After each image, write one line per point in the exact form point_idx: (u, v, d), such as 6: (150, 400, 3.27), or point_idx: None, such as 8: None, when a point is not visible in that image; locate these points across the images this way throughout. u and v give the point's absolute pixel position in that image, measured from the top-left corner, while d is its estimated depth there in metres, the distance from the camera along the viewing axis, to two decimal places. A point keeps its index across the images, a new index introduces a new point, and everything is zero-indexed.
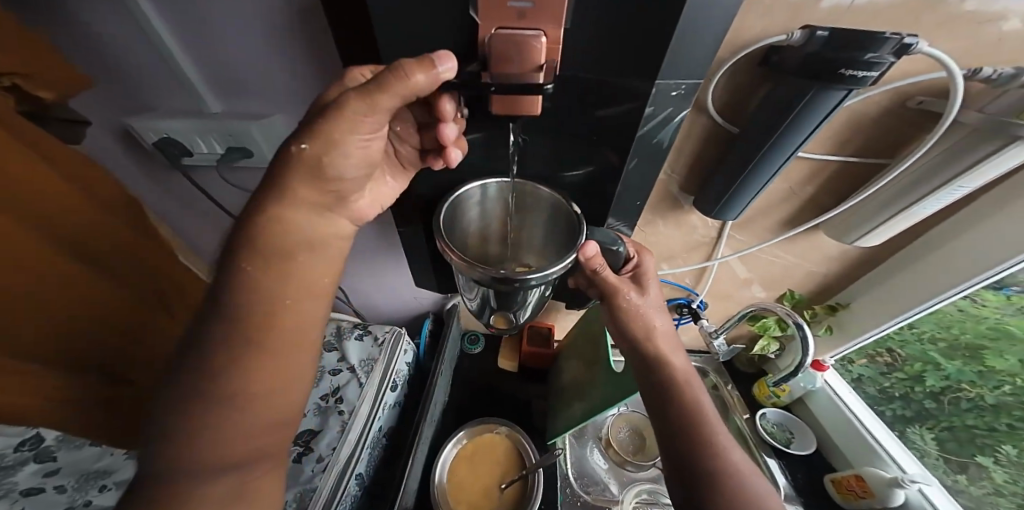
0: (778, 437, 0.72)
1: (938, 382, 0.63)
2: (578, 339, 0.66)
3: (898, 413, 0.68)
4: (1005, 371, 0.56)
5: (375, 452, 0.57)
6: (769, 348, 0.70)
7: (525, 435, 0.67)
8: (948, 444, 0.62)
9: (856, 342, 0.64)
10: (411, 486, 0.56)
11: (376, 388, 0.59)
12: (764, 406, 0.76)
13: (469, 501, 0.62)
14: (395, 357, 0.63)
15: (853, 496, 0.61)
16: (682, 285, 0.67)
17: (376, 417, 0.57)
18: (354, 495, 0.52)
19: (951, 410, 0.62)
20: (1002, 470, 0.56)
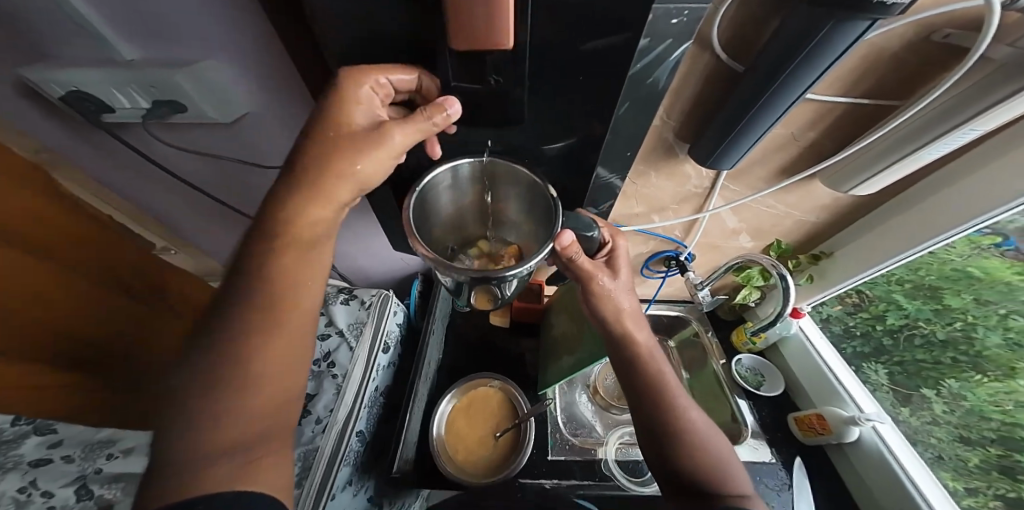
0: (749, 380, 0.78)
1: (897, 320, 0.67)
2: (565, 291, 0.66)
3: (858, 349, 0.73)
4: (959, 311, 0.59)
5: (372, 412, 0.60)
6: (750, 297, 0.73)
7: (517, 388, 0.70)
8: (897, 376, 0.68)
9: (836, 289, 0.66)
10: (415, 437, 0.60)
11: (370, 350, 0.60)
12: (741, 353, 0.82)
13: (467, 449, 0.66)
14: (386, 319, 0.64)
15: (813, 431, 0.67)
16: (671, 238, 0.67)
17: (372, 379, 0.59)
18: (356, 450, 0.55)
19: (906, 345, 0.66)
20: (942, 402, 0.62)
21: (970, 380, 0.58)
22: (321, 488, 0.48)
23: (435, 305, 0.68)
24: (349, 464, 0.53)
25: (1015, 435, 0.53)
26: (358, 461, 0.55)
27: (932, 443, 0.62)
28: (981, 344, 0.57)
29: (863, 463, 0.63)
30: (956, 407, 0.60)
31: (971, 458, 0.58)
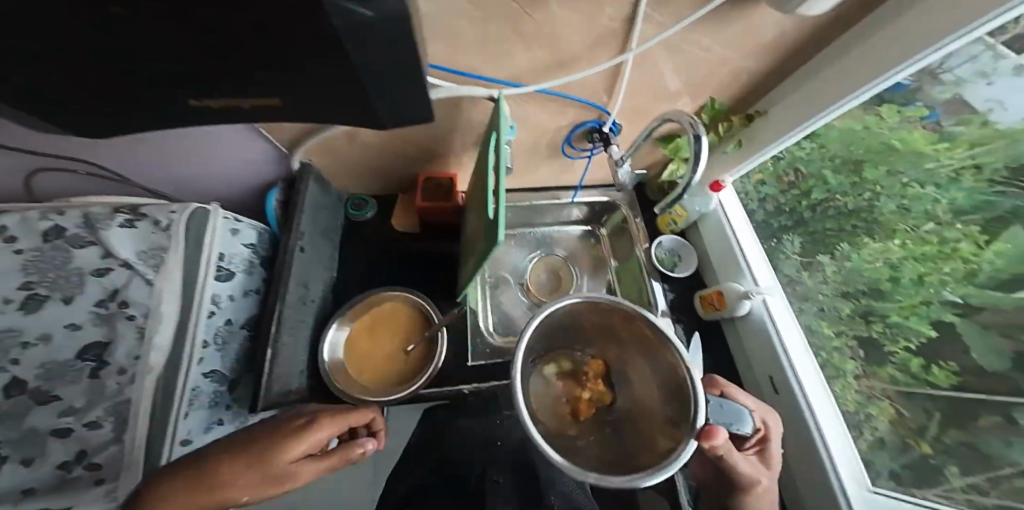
0: (665, 262, 0.77)
1: (819, 195, 0.65)
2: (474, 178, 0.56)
3: (781, 224, 0.71)
4: (871, 181, 0.58)
5: (225, 347, 0.51)
6: (677, 171, 0.70)
7: (430, 304, 0.67)
8: (807, 244, 0.68)
9: (755, 160, 0.59)
10: (289, 367, 0.54)
11: (197, 280, 0.47)
12: (663, 235, 0.79)
13: (374, 367, 0.65)
14: (216, 241, 0.49)
15: (712, 308, 0.70)
16: (594, 102, 0.59)
17: (210, 315, 0.48)
18: (206, 390, 0.48)
19: (819, 217, 0.66)
20: (834, 265, 0.64)
21: (860, 243, 0.60)
22: (155, 440, 0.43)
23: (298, 215, 0.54)
24: (196, 408, 0.47)
25: (878, 287, 0.58)
26: (215, 401, 0.50)
27: (820, 302, 0.66)
28: (879, 212, 0.57)
29: (748, 332, 0.67)
30: (841, 269, 0.63)
31: (844, 308, 0.63)
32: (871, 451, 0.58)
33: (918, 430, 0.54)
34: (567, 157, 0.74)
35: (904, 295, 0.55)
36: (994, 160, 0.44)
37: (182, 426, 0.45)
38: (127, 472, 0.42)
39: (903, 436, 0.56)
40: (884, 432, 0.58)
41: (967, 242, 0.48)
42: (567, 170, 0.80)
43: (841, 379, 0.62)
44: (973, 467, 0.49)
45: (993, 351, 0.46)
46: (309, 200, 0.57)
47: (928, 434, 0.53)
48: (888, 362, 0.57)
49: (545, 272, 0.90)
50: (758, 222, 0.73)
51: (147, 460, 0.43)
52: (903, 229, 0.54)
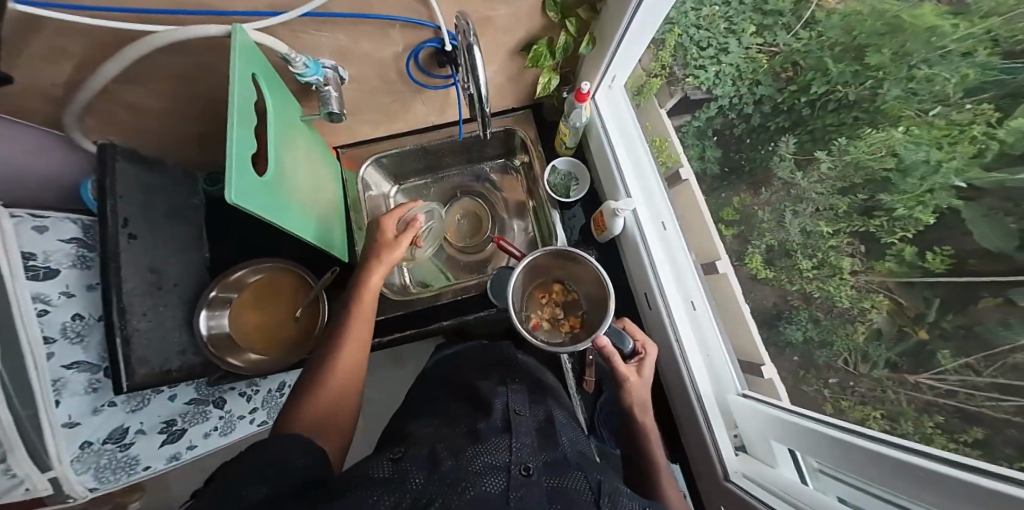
0: (558, 189, 0.78)
1: (818, 90, 0.48)
2: (295, 136, 0.54)
3: (778, 126, 0.56)
4: (876, 67, 0.41)
5: (80, 340, 0.56)
6: (552, 84, 0.65)
7: (306, 272, 0.68)
8: (805, 144, 0.52)
9: (608, 59, 0.56)
10: (157, 351, 0.57)
11: (7, 284, 0.48)
12: (557, 158, 0.79)
13: (262, 335, 0.67)
14: (15, 243, 0.50)
15: (601, 229, 0.74)
16: (423, 22, 0.51)
17: (42, 313, 0.52)
18: (60, 382, 0.53)
19: (817, 111, 0.49)
20: (830, 160, 0.48)
21: (860, 136, 0.44)
22: (31, 428, 0.49)
23: (110, 202, 0.54)
24: (68, 395, 0.53)
25: (880, 176, 0.42)
26: (93, 387, 0.57)
27: (815, 201, 0.51)
28: (882, 100, 0.41)
29: (630, 245, 0.77)
30: (838, 164, 0.47)
31: (841, 204, 0.47)
32: (866, 343, 0.46)
33: (915, 317, 0.40)
34: (432, 89, 0.69)
35: (910, 180, 0.39)
36: (1009, 22, 0.29)
37: (59, 412, 0.52)
38: (13, 451, 0.47)
39: (900, 325, 0.42)
40: (879, 322, 0.44)
41: (977, 125, 0.32)
42: (445, 106, 0.76)
43: (836, 278, 0.49)
44: (970, 345, 0.34)
45: (999, 232, 0.32)
46: (124, 182, 0.57)
47: (925, 320, 0.39)
48: (888, 255, 0.42)
49: (462, 217, 0.89)
50: (755, 127, 0.60)
51: (30, 443, 0.49)
52: (910, 114, 0.39)
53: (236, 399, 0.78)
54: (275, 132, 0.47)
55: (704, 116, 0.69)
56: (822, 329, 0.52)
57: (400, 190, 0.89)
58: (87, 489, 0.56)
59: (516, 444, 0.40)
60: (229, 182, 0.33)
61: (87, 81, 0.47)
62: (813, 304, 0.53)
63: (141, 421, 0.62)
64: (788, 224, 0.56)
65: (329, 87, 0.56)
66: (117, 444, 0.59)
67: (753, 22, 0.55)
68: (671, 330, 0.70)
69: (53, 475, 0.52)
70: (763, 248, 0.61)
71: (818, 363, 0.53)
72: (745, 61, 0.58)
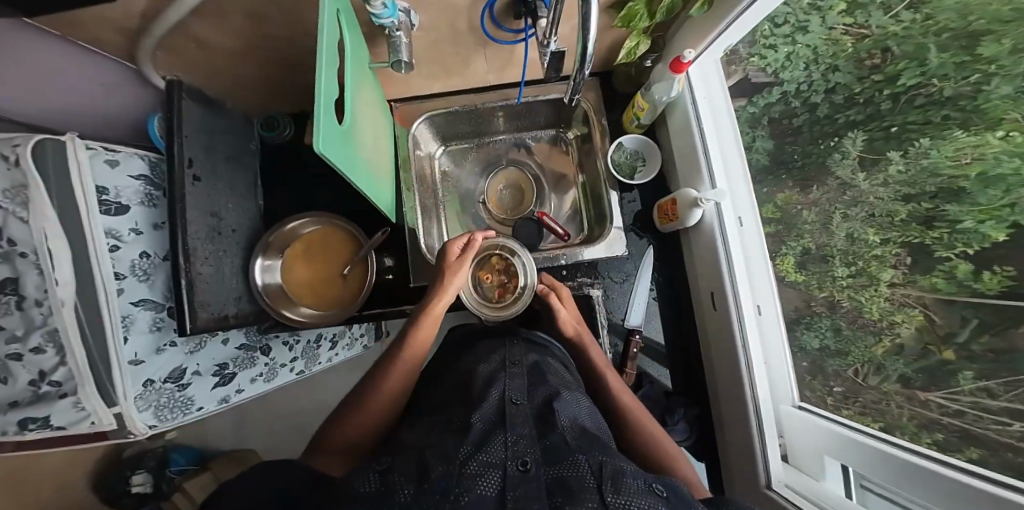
0: (623, 170, 0.71)
1: (908, 81, 0.45)
2: (365, 85, 0.52)
3: (849, 120, 0.53)
4: (987, 60, 0.37)
5: (146, 278, 0.58)
6: (638, 50, 0.57)
7: (358, 229, 0.68)
8: (875, 142, 0.49)
9: (720, 31, 0.49)
10: (217, 296, 0.58)
11: (83, 219, 0.50)
12: (625, 135, 0.71)
13: (310, 288, 0.68)
14: (90, 177, 0.51)
15: (667, 219, 0.69)
16: None
17: (114, 249, 0.54)
18: (131, 317, 0.55)
19: (900, 109, 0.46)
20: (903, 163, 0.45)
21: (945, 138, 0.41)
22: (99, 361, 0.51)
23: (178, 141, 0.53)
24: (135, 333, 0.56)
25: (954, 186, 0.39)
26: (157, 326, 0.59)
27: (870, 205, 0.49)
28: (985, 98, 0.37)
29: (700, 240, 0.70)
30: (911, 167, 0.44)
31: (900, 212, 0.45)
32: (885, 356, 0.48)
33: (945, 335, 0.41)
34: (499, 44, 0.62)
35: (988, 192, 0.36)
36: None
37: (126, 350, 0.54)
38: (83, 383, 0.50)
39: (925, 343, 0.43)
40: (905, 336, 0.45)
41: None
42: (507, 64, 0.69)
43: (872, 288, 0.49)
44: (993, 370, 0.37)
45: None
46: (190, 125, 0.56)
47: (955, 340, 0.40)
48: (939, 270, 0.41)
49: (504, 186, 0.86)
50: (819, 119, 0.57)
51: (99, 378, 0.52)
52: (1012, 117, 0.35)
53: (279, 348, 0.81)
54: (355, 83, 0.45)
55: (763, 102, 0.66)
56: (841, 338, 0.55)
57: (445, 151, 0.86)
58: (148, 427, 0.58)
59: (512, 435, 0.39)
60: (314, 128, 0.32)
61: (164, 13, 0.45)
62: (836, 312, 0.55)
63: (197, 363, 0.65)
64: (835, 227, 0.55)
65: (401, 32, 0.52)
66: (176, 384, 0.62)
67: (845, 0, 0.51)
68: (742, 346, 0.62)
69: (118, 411, 0.54)
70: (797, 251, 0.61)
71: (827, 371, 0.58)
72: (825, 43, 0.55)
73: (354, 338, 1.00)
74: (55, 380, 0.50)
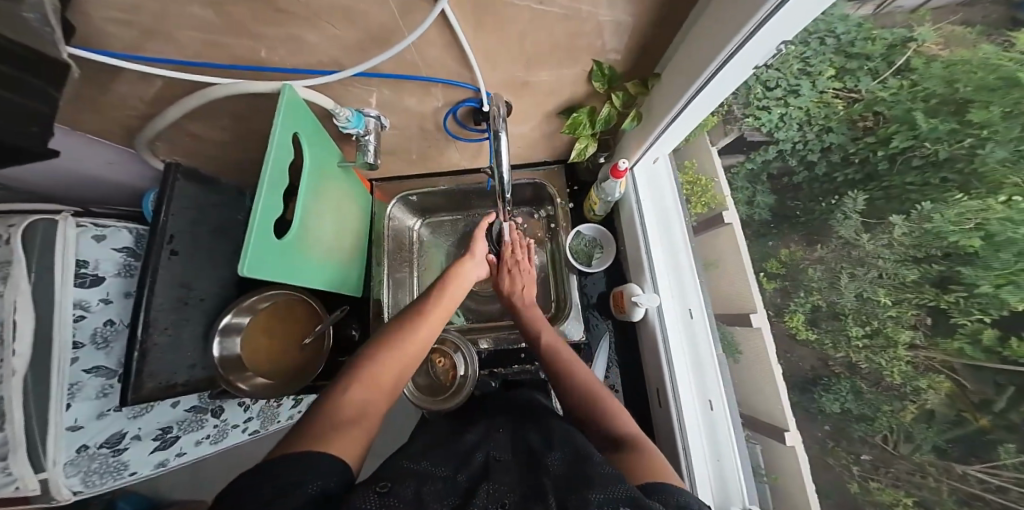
0: (580, 256, 0.77)
1: (902, 144, 0.41)
2: (328, 185, 0.58)
3: (847, 177, 0.47)
4: (982, 124, 0.34)
5: (104, 345, 0.59)
6: (587, 150, 0.62)
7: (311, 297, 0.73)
8: (878, 203, 0.44)
9: (654, 136, 0.53)
10: (170, 364, 0.58)
11: (55, 292, 0.53)
12: (583, 224, 0.78)
13: (268, 359, 0.69)
14: (73, 251, 0.54)
15: (618, 309, 0.74)
16: (469, 87, 0.53)
17: (78, 319, 0.55)
18: (86, 381, 0.56)
19: (897, 168, 0.42)
20: (909, 225, 0.41)
21: (950, 201, 0.37)
22: (36, 432, 0.51)
23: (162, 217, 0.58)
24: (80, 399, 0.55)
25: (964, 250, 0.36)
26: (104, 392, 0.59)
27: (878, 268, 0.43)
28: (981, 162, 0.35)
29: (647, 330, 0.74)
30: (916, 230, 0.40)
31: (910, 275, 0.41)
32: (911, 423, 0.40)
33: (979, 403, 0.35)
34: (462, 140, 0.69)
35: (1001, 257, 0.33)
36: None
37: (67, 416, 0.54)
38: (15, 451, 0.50)
39: (957, 409, 0.37)
40: (936, 403, 0.38)
41: None
42: (476, 152, 0.76)
43: (890, 352, 0.42)
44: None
45: None
46: (179, 202, 0.60)
47: (991, 409, 0.35)
48: (958, 335, 0.36)
49: None
50: (817, 177, 0.50)
51: (32, 445, 0.51)
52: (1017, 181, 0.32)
53: (233, 408, 0.80)
54: (306, 186, 0.50)
55: (761, 159, 0.58)
56: (864, 403, 0.45)
57: (424, 222, 0.90)
58: (72, 493, 0.56)
59: (495, 484, 0.37)
60: (243, 252, 0.36)
61: (159, 114, 0.53)
62: (858, 373, 0.46)
63: (139, 427, 0.64)
64: (843, 287, 0.47)
65: (369, 136, 0.60)
66: (111, 449, 0.60)
67: (834, 65, 0.44)
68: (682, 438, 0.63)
69: (44, 477, 0.53)
70: (807, 307, 0.52)
71: (854, 438, 0.46)
72: (817, 106, 0.48)
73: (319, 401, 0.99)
74: None
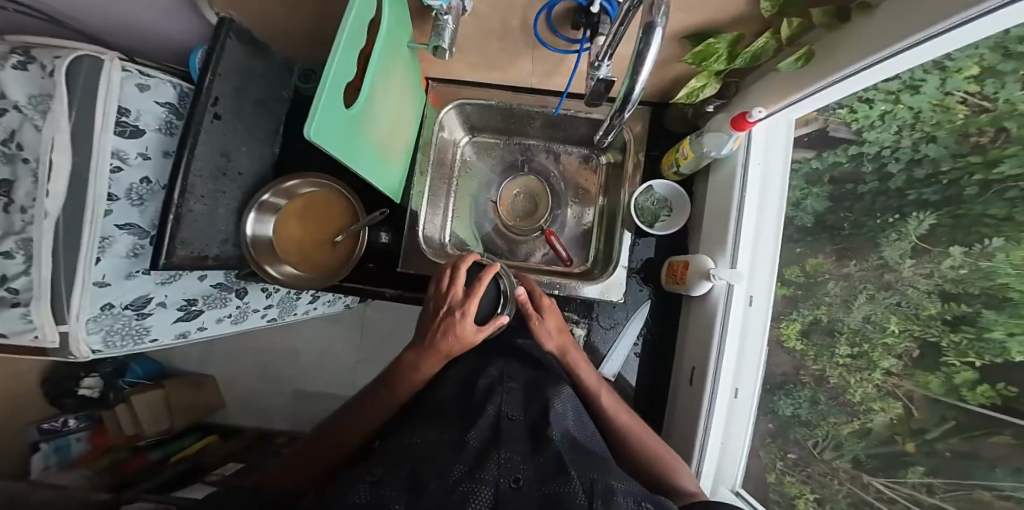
0: (644, 216, 0.70)
1: (1009, 170, 0.35)
2: (398, 68, 0.50)
3: (920, 196, 0.43)
4: None
5: (140, 203, 0.53)
6: (700, 94, 0.52)
7: (347, 189, 0.66)
8: (938, 228, 0.41)
9: (808, 92, 0.42)
10: (203, 234, 0.53)
11: (94, 134, 0.46)
12: (658, 179, 0.70)
13: (299, 249, 0.65)
14: (115, 97, 0.47)
15: (674, 280, 0.68)
16: None
17: (114, 170, 0.49)
18: (118, 242, 0.51)
19: (985, 197, 0.37)
20: (962, 263, 0.38)
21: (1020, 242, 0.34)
22: (62, 280, 0.48)
23: (208, 77, 0.49)
24: (110, 255, 0.51)
25: (1001, 295, 0.35)
26: (134, 252, 0.54)
27: (903, 293, 0.44)
28: None
29: (700, 309, 0.66)
30: (964, 266, 0.38)
31: (930, 308, 0.41)
32: (847, 434, 0.50)
33: (915, 429, 0.43)
34: (552, 51, 0.58)
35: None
36: None
37: (95, 271, 0.49)
38: (40, 298, 0.47)
39: (893, 432, 0.45)
40: (878, 423, 0.46)
41: None
42: (557, 70, 0.64)
43: (866, 372, 0.47)
44: (945, 474, 0.40)
45: None
46: (227, 62, 0.51)
47: (923, 435, 0.42)
48: (939, 371, 0.40)
49: (520, 193, 0.83)
50: (886, 190, 0.47)
51: (58, 294, 0.48)
52: None
53: (256, 292, 0.76)
54: (381, 64, 0.43)
55: (830, 159, 0.55)
56: (815, 411, 0.54)
57: (471, 140, 0.83)
58: (91, 350, 0.53)
59: (506, 453, 0.41)
60: (311, 119, 0.32)
61: None
62: (822, 385, 0.53)
63: (165, 294, 0.60)
64: (854, 306, 0.50)
65: (449, 16, 0.49)
66: (136, 312, 0.57)
67: (981, 64, 0.35)
68: (704, 422, 0.60)
69: (66, 330, 0.50)
70: (805, 318, 0.57)
71: (789, 437, 0.58)
72: (933, 109, 0.41)
73: (337, 297, 0.95)
74: (13, 287, 0.47)
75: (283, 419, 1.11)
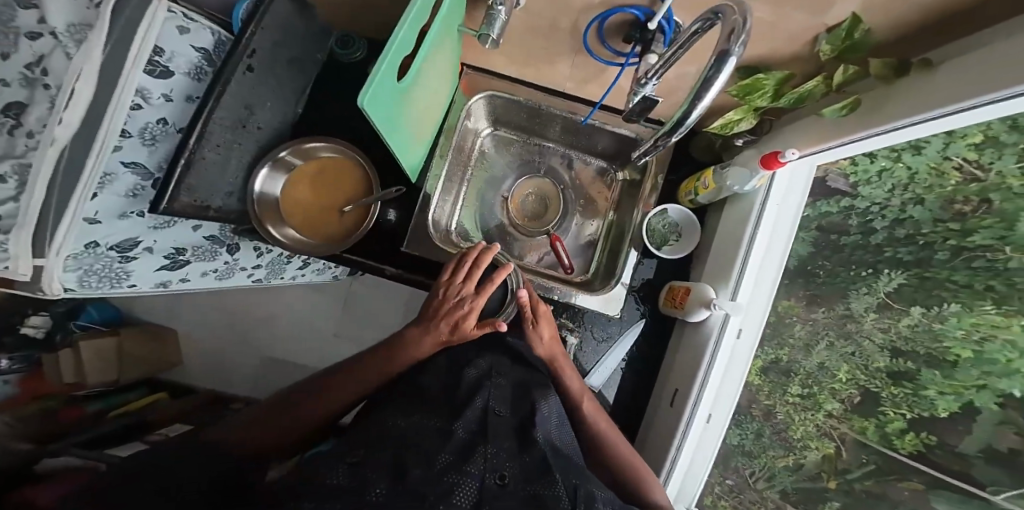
0: (655, 237, 0.72)
1: (981, 240, 0.41)
2: (444, 47, 0.49)
3: (897, 255, 0.49)
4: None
5: (151, 143, 0.50)
6: (736, 127, 0.54)
7: (360, 154, 0.63)
8: (903, 288, 0.48)
9: (844, 142, 0.44)
10: (210, 183, 0.50)
11: (121, 67, 0.41)
12: (673, 204, 0.72)
13: (304, 214, 0.62)
14: (154, 36, 0.42)
15: (673, 303, 0.70)
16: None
17: (134, 108, 0.45)
18: (121, 178, 0.48)
19: (951, 263, 0.44)
20: (919, 320, 0.46)
21: (973, 308, 0.41)
22: (53, 208, 0.43)
23: (252, 29, 0.45)
24: (109, 192, 0.47)
25: (945, 357, 0.43)
26: (134, 193, 0.51)
27: (859, 344, 0.52)
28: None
29: (694, 335, 0.67)
30: (921, 327, 0.46)
31: (879, 361, 0.50)
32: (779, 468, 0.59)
33: (839, 470, 0.53)
34: (596, 60, 0.58)
35: (969, 371, 0.41)
36: None
37: (90, 206, 0.45)
38: (22, 226, 0.41)
39: (821, 470, 0.55)
40: (810, 461, 0.56)
41: None
42: (597, 79, 0.64)
43: (811, 414, 0.56)
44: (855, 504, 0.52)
45: None
46: (272, 17, 0.48)
47: (846, 475, 0.53)
48: (872, 418, 0.50)
49: (531, 193, 0.83)
50: (864, 244, 0.53)
51: (44, 223, 0.44)
52: None
53: (247, 250, 0.73)
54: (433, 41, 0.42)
55: (822, 208, 0.58)
56: (757, 443, 0.61)
57: (492, 133, 0.83)
58: (64, 289, 0.50)
59: (493, 449, 0.37)
60: (368, 86, 0.30)
61: None
62: (768, 420, 0.60)
63: (155, 240, 0.56)
64: (814, 352, 0.57)
65: (502, 8, 0.48)
66: (120, 254, 0.53)
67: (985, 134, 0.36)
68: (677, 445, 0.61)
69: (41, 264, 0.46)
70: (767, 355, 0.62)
71: (729, 464, 0.63)
72: (928, 173, 0.44)
73: (327, 267, 0.91)
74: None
75: (244, 386, 1.07)
